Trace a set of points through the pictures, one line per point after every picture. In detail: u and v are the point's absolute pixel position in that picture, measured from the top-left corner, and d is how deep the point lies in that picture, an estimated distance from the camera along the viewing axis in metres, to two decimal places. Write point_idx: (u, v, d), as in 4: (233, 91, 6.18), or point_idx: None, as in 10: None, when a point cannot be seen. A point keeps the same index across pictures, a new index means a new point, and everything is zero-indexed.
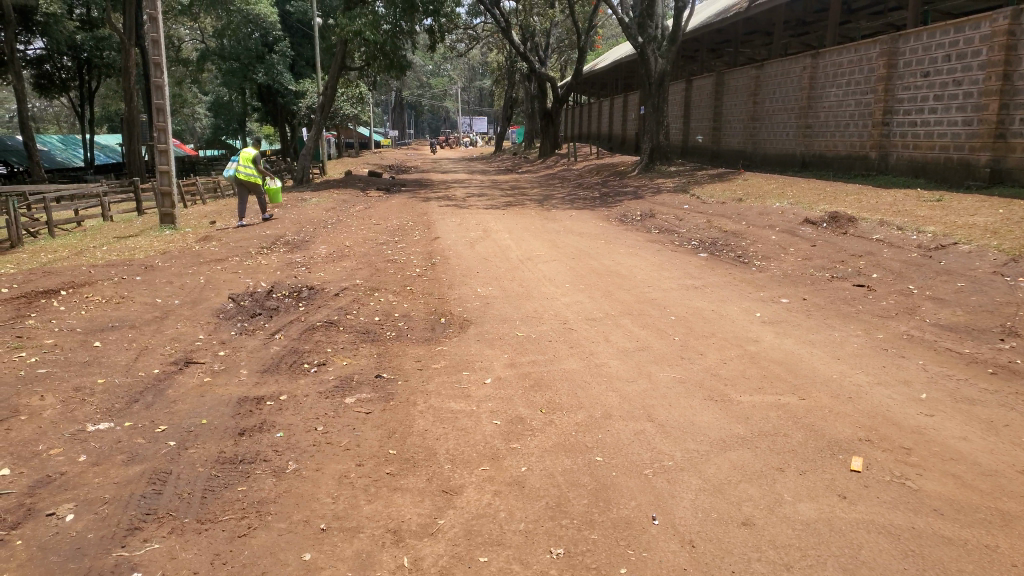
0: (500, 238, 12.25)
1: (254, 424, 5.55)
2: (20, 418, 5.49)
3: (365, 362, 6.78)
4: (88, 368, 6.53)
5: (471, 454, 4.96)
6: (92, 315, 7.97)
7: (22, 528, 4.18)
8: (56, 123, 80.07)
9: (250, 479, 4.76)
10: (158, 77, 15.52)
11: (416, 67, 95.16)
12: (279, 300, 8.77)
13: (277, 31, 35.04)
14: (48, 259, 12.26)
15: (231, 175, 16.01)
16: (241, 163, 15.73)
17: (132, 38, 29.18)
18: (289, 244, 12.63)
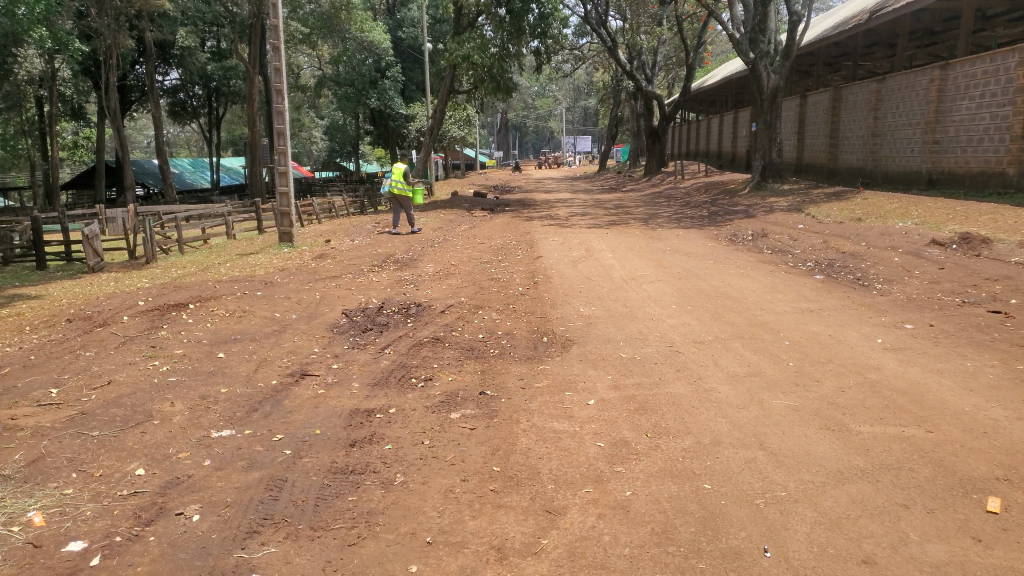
0: (604, 257, 12.16)
1: (364, 435, 5.73)
2: (153, 423, 5.89)
3: (470, 379, 6.87)
4: (213, 378, 6.93)
5: (575, 475, 4.92)
6: (217, 328, 8.47)
7: (155, 525, 4.47)
8: (187, 147, 86.24)
9: (359, 489, 4.90)
10: (279, 103, 16.46)
11: (522, 88, 96.48)
12: (388, 316, 9.05)
13: (389, 57, 36.49)
14: (177, 275, 13.10)
15: (387, 192, 17.23)
16: (392, 179, 16.68)
17: (257, 67, 31.08)
18: (398, 262, 13.00)
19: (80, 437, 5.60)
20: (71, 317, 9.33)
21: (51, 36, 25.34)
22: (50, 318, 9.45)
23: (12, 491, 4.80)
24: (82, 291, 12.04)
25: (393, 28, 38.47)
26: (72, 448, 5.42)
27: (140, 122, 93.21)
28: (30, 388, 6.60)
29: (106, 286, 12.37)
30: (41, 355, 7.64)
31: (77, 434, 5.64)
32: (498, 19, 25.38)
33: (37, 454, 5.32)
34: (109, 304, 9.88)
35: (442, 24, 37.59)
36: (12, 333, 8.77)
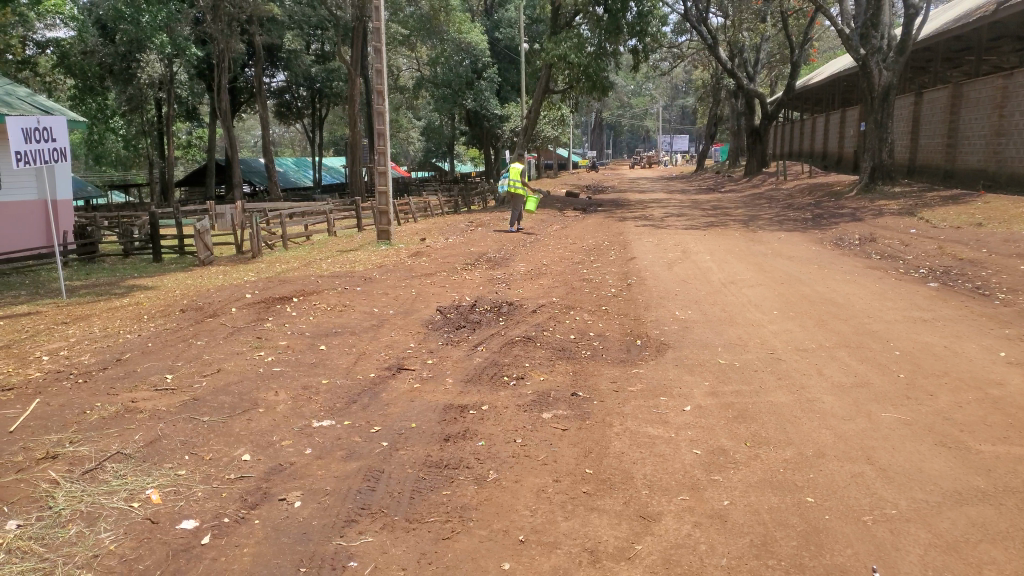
0: (700, 260, 11.89)
1: (458, 431, 5.80)
2: (259, 410, 6.16)
3: (562, 379, 6.85)
4: (315, 369, 7.19)
5: (669, 481, 4.83)
6: (319, 321, 8.77)
7: (260, 509, 4.67)
8: (292, 147, 89.95)
9: (453, 484, 4.97)
10: (379, 104, 16.92)
11: (618, 88, 95.53)
12: (481, 314, 9.14)
13: (486, 58, 36.90)
14: (281, 269, 13.65)
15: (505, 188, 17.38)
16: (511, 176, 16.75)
17: (358, 69, 32.06)
18: (491, 261, 13.12)
19: (192, 421, 5.90)
20: (185, 307, 9.86)
21: (170, 41, 26.96)
22: (166, 307, 10.03)
23: (132, 469, 5.11)
24: (193, 283, 12.72)
25: (490, 30, 38.86)
26: (185, 431, 5.72)
27: (249, 123, 98.12)
28: (148, 373, 7.01)
29: (216, 279, 13.03)
30: (158, 342, 8.11)
31: (190, 419, 5.95)
32: (595, 18, 25.24)
33: (155, 435, 5.64)
34: (219, 296, 10.38)
35: (538, 24, 37.71)
36: (132, 321, 9.35)
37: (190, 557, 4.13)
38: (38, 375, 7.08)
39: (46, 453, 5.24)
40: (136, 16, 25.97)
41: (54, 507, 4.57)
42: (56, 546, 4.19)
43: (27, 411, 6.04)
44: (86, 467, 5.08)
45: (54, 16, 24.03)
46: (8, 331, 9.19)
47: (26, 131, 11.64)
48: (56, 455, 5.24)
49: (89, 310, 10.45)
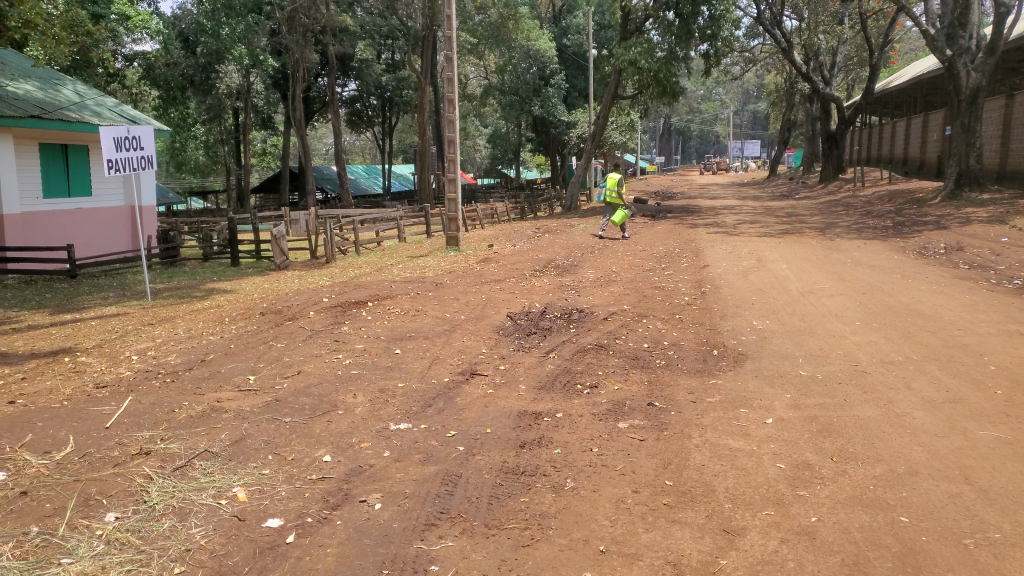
0: (776, 268, 11.62)
1: (533, 438, 5.79)
2: (339, 412, 6.29)
3: (638, 389, 6.77)
4: (390, 372, 7.29)
5: (753, 496, 4.72)
6: (393, 326, 8.90)
7: (341, 510, 4.75)
8: (362, 154, 92.01)
9: (530, 491, 4.96)
10: (450, 112, 17.14)
11: (688, 92, 94.24)
12: (552, 321, 9.13)
13: (553, 64, 37.04)
14: (354, 274, 13.94)
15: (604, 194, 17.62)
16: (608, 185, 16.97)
17: (428, 78, 32.59)
18: (560, 268, 13.10)
19: (275, 421, 6.06)
20: (264, 311, 10.15)
21: (248, 53, 27.92)
22: (246, 310, 10.34)
23: (219, 467, 5.27)
24: (271, 287, 13.08)
25: (558, 36, 38.98)
26: (269, 431, 5.88)
27: (321, 131, 101.04)
28: (231, 374, 7.24)
29: (292, 283, 13.38)
30: (239, 344, 8.35)
31: (273, 419, 6.11)
32: (666, 23, 24.97)
33: (240, 434, 5.80)
34: (298, 300, 10.65)
35: (607, 31, 37.58)
36: (214, 323, 9.69)
37: (277, 556, 4.22)
38: (129, 373, 7.39)
39: (140, 449, 5.45)
40: (216, 30, 26.73)
41: (149, 501, 4.75)
42: (151, 540, 4.35)
43: (121, 408, 6.30)
44: (176, 464, 5.26)
45: (141, 30, 24.85)
46: (100, 330, 9.63)
47: (117, 139, 12.19)
48: (149, 451, 5.44)
49: (173, 312, 10.86)
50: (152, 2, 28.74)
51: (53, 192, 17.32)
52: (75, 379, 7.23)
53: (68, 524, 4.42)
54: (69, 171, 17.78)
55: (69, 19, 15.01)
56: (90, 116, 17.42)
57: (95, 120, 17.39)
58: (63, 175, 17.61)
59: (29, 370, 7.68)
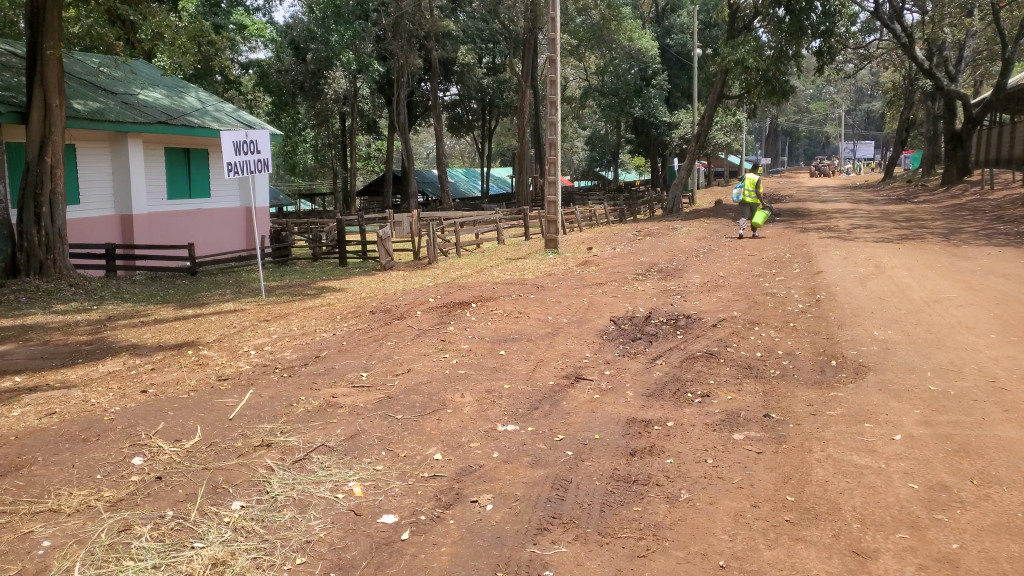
0: (897, 275, 11.02)
1: (644, 446, 5.67)
2: (447, 411, 6.36)
3: (752, 400, 6.51)
4: (496, 373, 7.33)
5: (884, 517, 4.45)
6: (497, 327, 8.94)
7: (453, 509, 4.77)
8: (462, 158, 93.78)
9: (644, 501, 4.84)
10: (552, 115, 17.11)
11: (797, 92, 91.06)
12: (657, 326, 8.96)
13: (655, 64, 36.52)
14: (456, 275, 14.12)
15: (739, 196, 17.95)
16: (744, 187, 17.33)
17: (529, 81, 32.89)
18: (663, 272, 12.84)
19: (387, 418, 6.18)
20: (373, 310, 10.39)
21: (356, 58, 28.97)
22: (357, 309, 10.63)
23: (335, 461, 5.42)
24: (377, 286, 13.43)
25: (661, 36, 38.48)
26: (382, 428, 5.99)
27: (422, 137, 103.66)
28: (345, 370, 7.44)
29: (397, 283, 13.68)
30: (351, 342, 8.58)
31: (385, 415, 6.23)
32: (776, 20, 24.18)
33: (354, 430, 5.95)
34: (405, 299, 10.87)
35: (713, 29, 36.72)
36: (326, 321, 9.99)
37: (392, 552, 4.28)
38: (248, 368, 7.70)
39: (262, 441, 5.67)
40: (326, 36, 28.00)
41: (271, 492, 4.92)
42: (274, 529, 4.49)
43: (243, 400, 6.57)
44: (295, 456, 5.44)
45: (257, 40, 26.05)
46: (219, 325, 10.12)
47: (236, 143, 12.80)
48: (270, 443, 5.65)
49: (287, 309, 11.30)
50: (267, 12, 30.17)
51: (175, 194, 18.38)
52: (199, 372, 7.61)
53: (199, 510, 4.63)
54: (190, 174, 18.82)
55: (196, 30, 15.69)
56: (211, 121, 18.37)
57: (215, 126, 18.34)
58: (185, 177, 18.66)
59: (157, 362, 8.13)
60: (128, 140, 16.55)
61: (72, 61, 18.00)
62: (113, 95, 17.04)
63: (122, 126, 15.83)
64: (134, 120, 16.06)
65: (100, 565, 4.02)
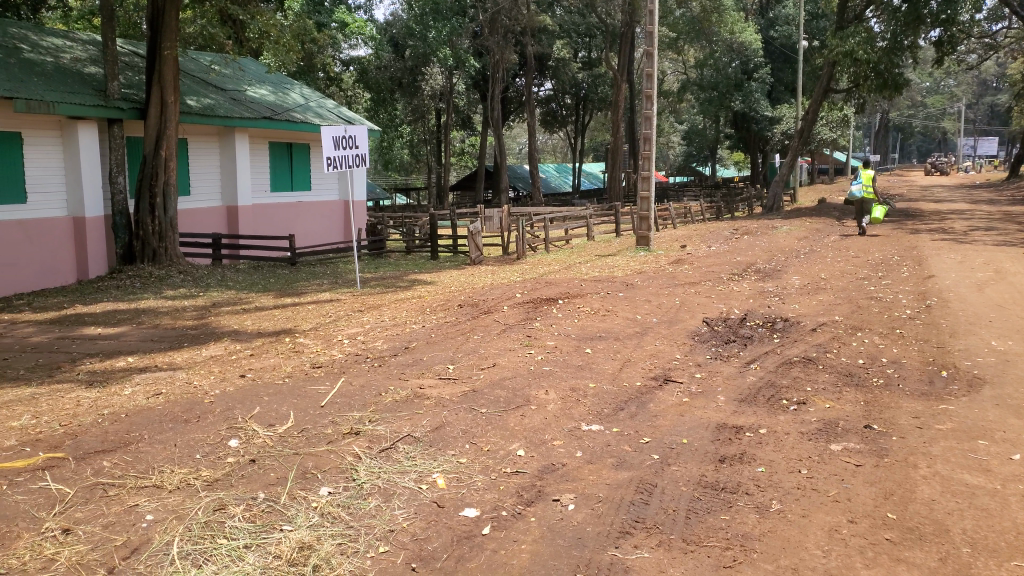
0: (1019, 282, 10.25)
1: (734, 453, 5.47)
2: (531, 407, 6.33)
3: (852, 409, 6.18)
4: (582, 371, 7.24)
5: (998, 542, 4.14)
6: (584, 325, 8.83)
7: (535, 507, 4.74)
8: (555, 154, 93.61)
9: (732, 510, 4.66)
10: (648, 109, 16.78)
11: (912, 86, 86.25)
12: (752, 330, 8.64)
13: (758, 57, 35.34)
14: (545, 271, 14.07)
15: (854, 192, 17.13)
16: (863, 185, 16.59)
17: (625, 75, 32.46)
18: (760, 273, 12.39)
19: (472, 411, 6.20)
20: (461, 303, 10.48)
21: (452, 55, 29.53)
22: (446, 302, 10.75)
23: (421, 452, 5.48)
24: (467, 280, 13.54)
25: (765, 28, 37.25)
26: (466, 421, 6.02)
27: (516, 132, 104.14)
28: (432, 362, 7.53)
29: (486, 277, 13.75)
30: (439, 334, 8.67)
31: (470, 409, 6.26)
32: (891, 9, 22.97)
33: (439, 421, 6.00)
34: (493, 294, 10.90)
35: (820, 20, 35.22)
36: (416, 313, 10.16)
37: (473, 546, 4.29)
38: (341, 357, 7.91)
39: (351, 429, 5.79)
40: (424, 34, 29.24)
41: (358, 480, 5.02)
42: (360, 517, 4.58)
43: (334, 388, 6.74)
44: (382, 445, 5.53)
45: (358, 37, 26.81)
46: (315, 314, 10.46)
47: (335, 138, 13.17)
48: (359, 431, 5.76)
49: (379, 300, 11.56)
50: (368, 10, 31.02)
51: (278, 187, 19.13)
52: (295, 359, 7.87)
53: (289, 494, 4.77)
54: (292, 168, 19.54)
55: (300, 28, 16.21)
56: (312, 117, 19.00)
57: (316, 121, 18.96)
58: (287, 170, 19.38)
59: (256, 348, 8.46)
60: (235, 135, 17.33)
61: (187, 60, 19.01)
62: (223, 92, 17.88)
63: (230, 122, 16.59)
64: (241, 115, 16.78)
65: (196, 541, 4.19)
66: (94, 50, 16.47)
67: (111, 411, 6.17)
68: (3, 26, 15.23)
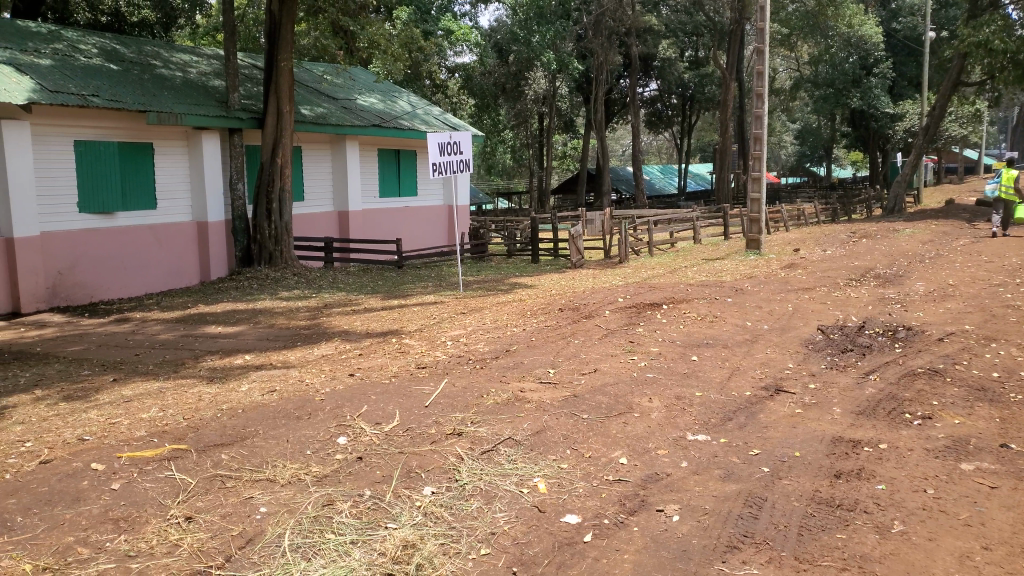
0: None
1: (851, 468, 5.16)
2: (634, 415, 6.20)
3: (985, 426, 5.73)
4: (687, 379, 7.04)
5: None
6: (690, 331, 8.60)
7: (638, 516, 4.63)
8: (660, 155, 92.12)
9: (849, 528, 4.40)
10: (759, 107, 16.16)
11: None
12: (872, 338, 8.16)
13: (878, 51, 33.55)
14: (649, 275, 13.83)
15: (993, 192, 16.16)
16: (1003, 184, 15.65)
17: (734, 74, 31.54)
18: (881, 278, 11.72)
19: (573, 417, 6.14)
20: (562, 307, 10.45)
21: (556, 59, 29.73)
22: (548, 306, 10.73)
23: (522, 455, 5.48)
24: (569, 284, 13.48)
25: (886, 20, 35.38)
26: (567, 426, 5.96)
27: (620, 134, 103.18)
28: (534, 365, 7.52)
29: (589, 281, 13.64)
30: (541, 338, 8.66)
31: (571, 414, 6.20)
32: None
33: (540, 425, 5.97)
34: (595, 298, 10.80)
35: (950, 9, 33.10)
36: (518, 316, 10.18)
37: (574, 553, 4.23)
38: (444, 358, 8.03)
39: (453, 430, 5.86)
40: (528, 38, 29.53)
41: (460, 480, 5.06)
42: (462, 518, 4.61)
43: (438, 389, 6.84)
44: (484, 447, 5.56)
45: (463, 44, 27.25)
46: (421, 316, 10.69)
47: (440, 145, 13.40)
48: (461, 432, 5.82)
49: (482, 303, 11.68)
50: (473, 18, 31.52)
51: (386, 192, 19.70)
52: (401, 359, 8.06)
53: (393, 492, 4.87)
54: (399, 173, 20.07)
55: (408, 37, 16.63)
56: (419, 123, 19.45)
57: (423, 128, 19.40)
58: (394, 176, 19.93)
59: (364, 348, 8.71)
60: (346, 142, 17.98)
61: (301, 71, 19.90)
62: (335, 101, 18.60)
63: (341, 129, 17.21)
64: (351, 123, 17.38)
65: (306, 535, 4.34)
66: (217, 65, 17.50)
67: (229, 407, 6.50)
68: (138, 44, 16.40)
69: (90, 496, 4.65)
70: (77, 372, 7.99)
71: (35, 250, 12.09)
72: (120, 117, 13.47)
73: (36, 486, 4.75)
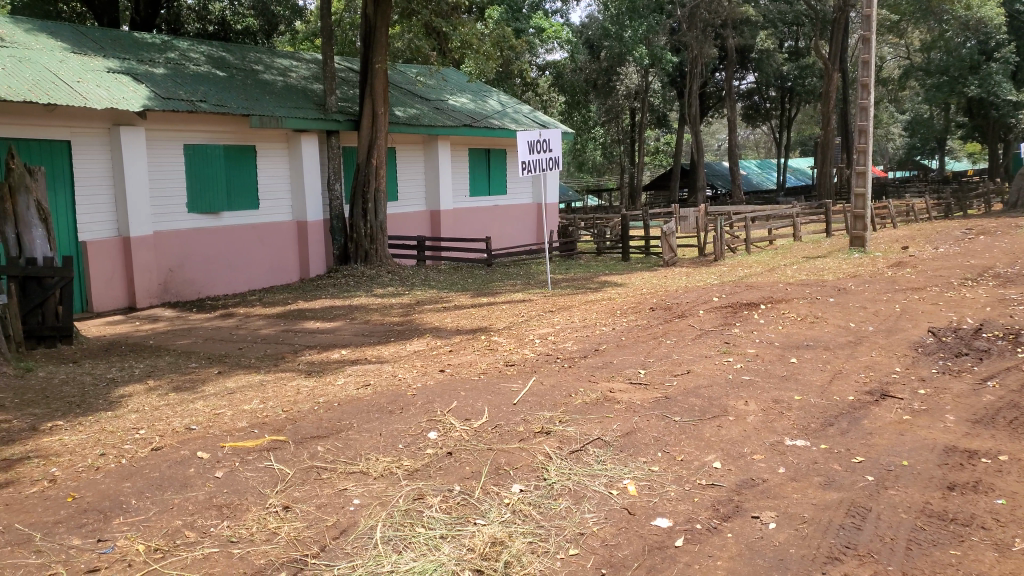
0: None
1: (967, 480, 4.83)
2: (729, 418, 6.00)
3: None
4: (786, 382, 6.76)
5: None
6: (789, 332, 8.27)
7: (732, 522, 4.47)
8: (757, 150, 89.22)
9: (964, 545, 4.10)
10: (864, 98, 15.29)
11: None
12: (990, 342, 7.63)
13: (999, 34, 31.35)
14: (745, 273, 13.41)
15: None
16: None
17: (838, 63, 30.10)
18: (1001, 278, 10.94)
19: (664, 419, 6.00)
20: (654, 306, 10.25)
21: (649, 53, 29.82)
22: (638, 305, 10.55)
23: (611, 456, 5.40)
24: (661, 282, 13.22)
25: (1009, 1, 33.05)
26: (659, 428, 5.83)
27: (716, 128, 100.61)
28: (623, 366, 7.41)
29: (682, 280, 13.34)
30: (631, 337, 8.52)
31: (662, 416, 6.06)
32: None
33: (630, 427, 5.86)
34: (688, 297, 10.54)
35: None
36: (607, 315, 10.05)
37: (665, 557, 4.12)
38: (533, 356, 8.02)
39: (542, 429, 5.84)
40: (620, 33, 29.43)
41: (549, 479, 5.03)
42: (550, 517, 4.58)
43: (526, 387, 6.83)
44: (572, 447, 5.51)
45: (554, 41, 27.16)
46: (510, 314, 10.72)
47: (530, 143, 13.43)
48: (549, 431, 5.79)
49: (572, 301, 11.61)
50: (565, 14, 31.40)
51: (476, 191, 19.91)
52: (490, 356, 8.10)
53: (482, 489, 4.88)
54: (490, 172, 20.25)
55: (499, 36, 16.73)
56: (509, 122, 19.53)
57: (513, 126, 19.49)
58: (485, 175, 20.12)
59: (454, 345, 8.82)
60: (439, 142, 18.27)
61: (396, 73, 20.36)
62: (427, 102, 18.93)
63: (433, 130, 17.48)
64: (443, 123, 17.62)
65: (397, 528, 4.40)
66: (315, 69, 18.12)
67: (325, 400, 6.71)
68: (243, 52, 17.17)
69: (196, 483, 4.88)
70: (185, 364, 8.43)
71: (149, 248, 12.83)
72: (226, 121, 14.12)
73: (147, 471, 5.02)
